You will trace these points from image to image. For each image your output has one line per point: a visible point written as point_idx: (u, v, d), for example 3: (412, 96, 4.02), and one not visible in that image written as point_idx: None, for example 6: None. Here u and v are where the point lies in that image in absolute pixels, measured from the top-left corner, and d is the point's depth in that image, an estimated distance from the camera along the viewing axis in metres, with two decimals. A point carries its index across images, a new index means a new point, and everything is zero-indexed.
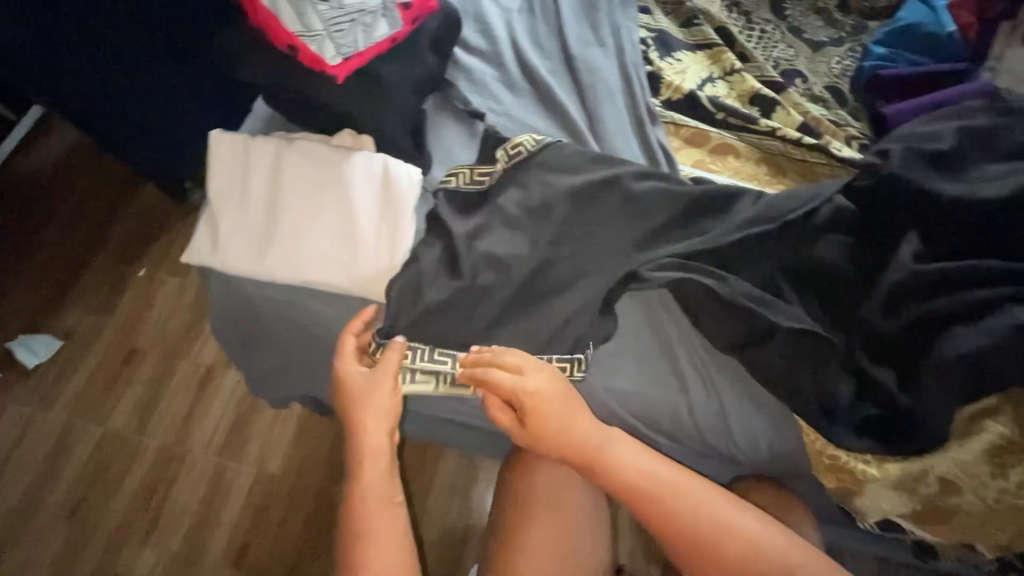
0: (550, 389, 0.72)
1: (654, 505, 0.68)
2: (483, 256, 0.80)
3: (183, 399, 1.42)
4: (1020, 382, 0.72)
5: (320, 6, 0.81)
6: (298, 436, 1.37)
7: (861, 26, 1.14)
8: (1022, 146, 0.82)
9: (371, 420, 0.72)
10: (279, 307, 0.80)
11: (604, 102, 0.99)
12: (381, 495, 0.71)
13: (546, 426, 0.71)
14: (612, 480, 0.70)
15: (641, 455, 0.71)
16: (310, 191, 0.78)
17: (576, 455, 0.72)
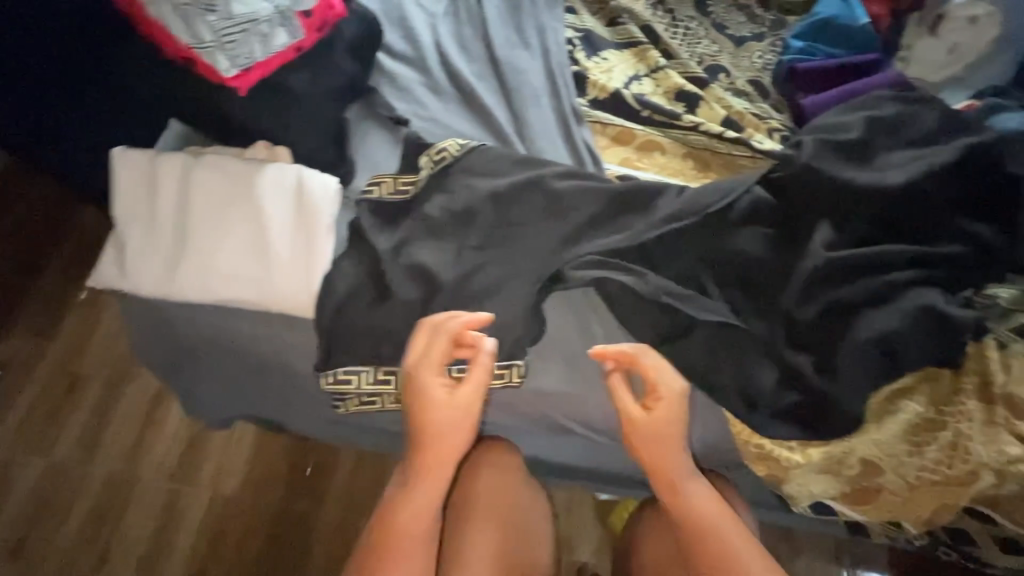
0: (676, 399, 0.74)
1: (717, 544, 0.68)
2: (405, 265, 0.79)
3: (132, 425, 1.37)
4: (923, 361, 0.75)
5: (208, 16, 0.77)
6: (255, 454, 1.34)
7: (780, 21, 1.17)
8: (924, 134, 0.86)
9: (450, 451, 0.72)
10: (201, 326, 0.80)
11: (529, 104, 0.98)
12: (428, 521, 0.70)
13: (657, 428, 0.73)
14: (683, 506, 0.71)
15: (716, 498, 0.72)
16: (221, 208, 0.76)
17: (668, 468, 0.73)
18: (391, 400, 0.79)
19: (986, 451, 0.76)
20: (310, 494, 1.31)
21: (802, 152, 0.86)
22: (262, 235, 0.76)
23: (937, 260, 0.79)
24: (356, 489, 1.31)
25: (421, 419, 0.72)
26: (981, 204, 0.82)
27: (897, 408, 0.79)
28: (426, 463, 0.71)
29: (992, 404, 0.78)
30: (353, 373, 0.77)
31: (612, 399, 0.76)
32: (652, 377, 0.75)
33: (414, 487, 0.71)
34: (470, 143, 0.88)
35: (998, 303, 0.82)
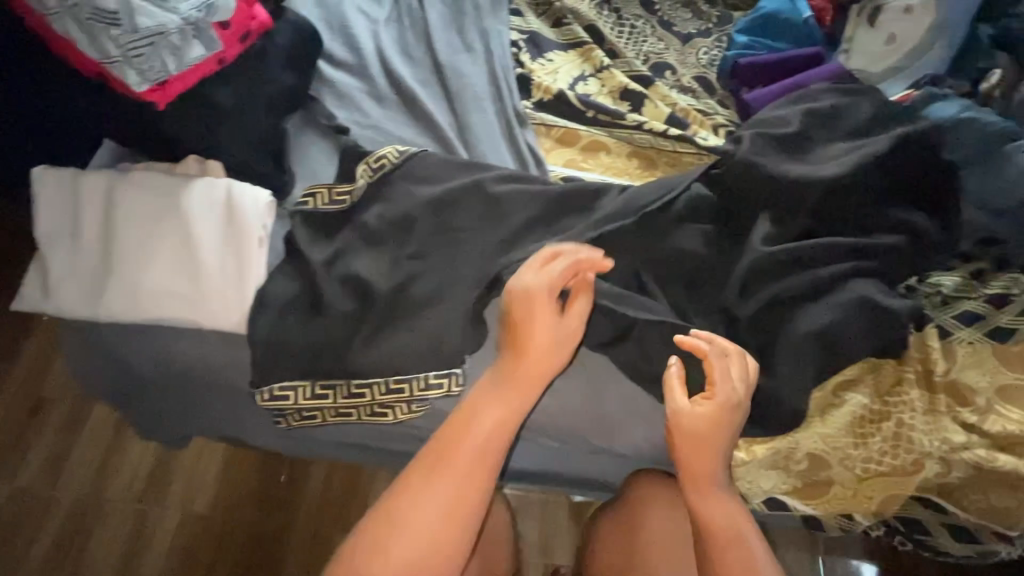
0: (731, 407, 0.70)
1: (736, 557, 0.64)
2: (340, 277, 0.78)
3: (97, 447, 1.33)
4: (861, 353, 0.76)
5: (110, 28, 0.69)
6: (224, 470, 1.32)
7: (726, 17, 1.17)
8: (862, 125, 0.86)
9: (541, 368, 0.68)
10: (133, 347, 0.78)
11: (471, 108, 0.97)
12: (488, 441, 0.64)
13: (700, 427, 0.69)
14: (706, 508, 0.68)
15: (743, 514, 0.68)
16: (147, 224, 0.75)
17: (703, 472, 0.69)
18: (331, 413, 0.78)
19: (928, 440, 0.78)
20: (282, 507, 1.29)
21: (742, 148, 0.85)
22: (190, 252, 0.75)
23: (877, 250, 0.79)
24: (329, 501, 1.29)
25: (518, 326, 0.69)
26: (919, 193, 0.82)
27: (841, 400, 0.80)
28: (523, 377, 0.68)
29: (934, 392, 0.80)
30: (290, 388, 0.76)
31: (669, 380, 0.72)
32: (714, 379, 0.70)
33: (491, 400, 0.66)
34: (409, 149, 0.86)
35: (940, 291, 0.87)
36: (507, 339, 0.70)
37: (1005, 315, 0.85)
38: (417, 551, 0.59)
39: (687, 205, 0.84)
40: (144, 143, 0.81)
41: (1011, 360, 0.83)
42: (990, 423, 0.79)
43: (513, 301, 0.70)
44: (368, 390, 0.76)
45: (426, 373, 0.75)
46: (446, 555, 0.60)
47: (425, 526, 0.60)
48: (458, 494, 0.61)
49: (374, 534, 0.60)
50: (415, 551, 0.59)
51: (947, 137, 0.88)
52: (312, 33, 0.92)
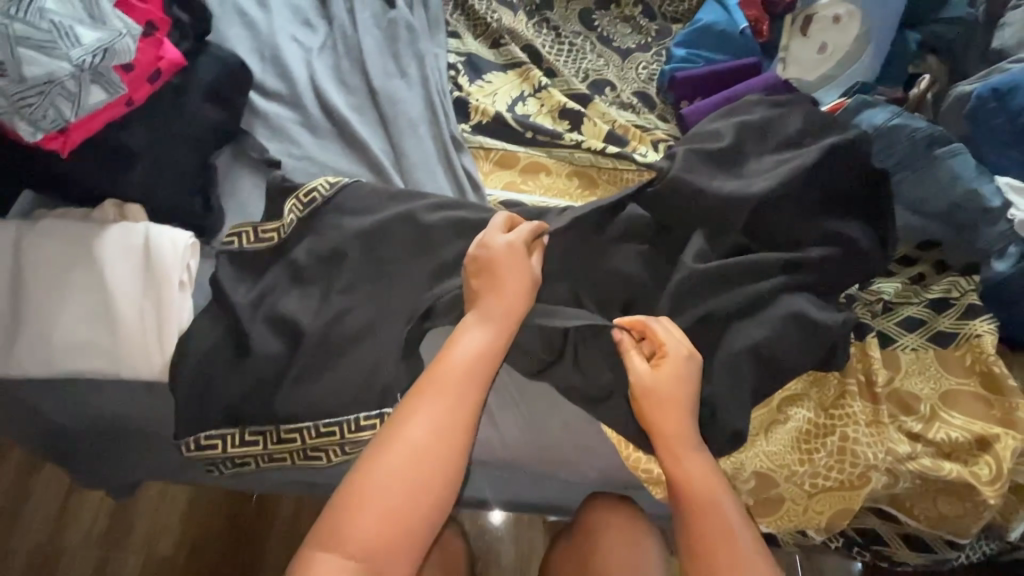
0: (684, 361, 0.70)
1: (713, 522, 0.64)
2: (268, 318, 0.76)
3: (53, 495, 1.19)
4: (796, 370, 0.76)
5: None
6: (190, 510, 1.20)
7: (665, 31, 1.17)
8: (793, 137, 0.86)
9: (509, 301, 0.69)
10: (57, 399, 0.77)
11: (406, 135, 0.96)
12: (474, 353, 0.65)
13: (664, 388, 0.69)
14: (682, 472, 0.66)
15: (718, 477, 0.67)
16: (61, 274, 0.74)
17: (674, 437, 0.68)
18: (263, 460, 0.76)
19: (873, 452, 0.76)
20: (251, 543, 1.18)
21: (673, 167, 0.83)
22: (106, 301, 0.73)
23: (810, 264, 0.79)
24: (302, 534, 1.18)
25: (485, 266, 0.72)
26: (851, 201, 0.83)
27: (786, 416, 0.79)
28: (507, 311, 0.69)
29: (877, 404, 0.80)
30: (217, 436, 0.74)
31: (625, 357, 0.73)
32: (660, 339, 0.72)
33: (480, 321, 0.68)
34: (340, 179, 0.83)
35: (881, 299, 0.87)
36: (482, 286, 0.71)
37: (946, 319, 0.85)
38: (421, 449, 0.59)
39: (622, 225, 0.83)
40: (60, 190, 0.79)
41: (951, 364, 0.83)
42: (934, 431, 0.79)
43: (490, 255, 0.72)
44: (299, 435, 0.74)
45: (357, 414, 0.73)
46: (441, 459, 0.59)
47: (431, 434, 0.60)
48: (457, 403, 0.61)
49: (378, 450, 0.59)
50: (422, 460, 0.59)
51: (876, 144, 0.88)
52: (238, 67, 0.90)
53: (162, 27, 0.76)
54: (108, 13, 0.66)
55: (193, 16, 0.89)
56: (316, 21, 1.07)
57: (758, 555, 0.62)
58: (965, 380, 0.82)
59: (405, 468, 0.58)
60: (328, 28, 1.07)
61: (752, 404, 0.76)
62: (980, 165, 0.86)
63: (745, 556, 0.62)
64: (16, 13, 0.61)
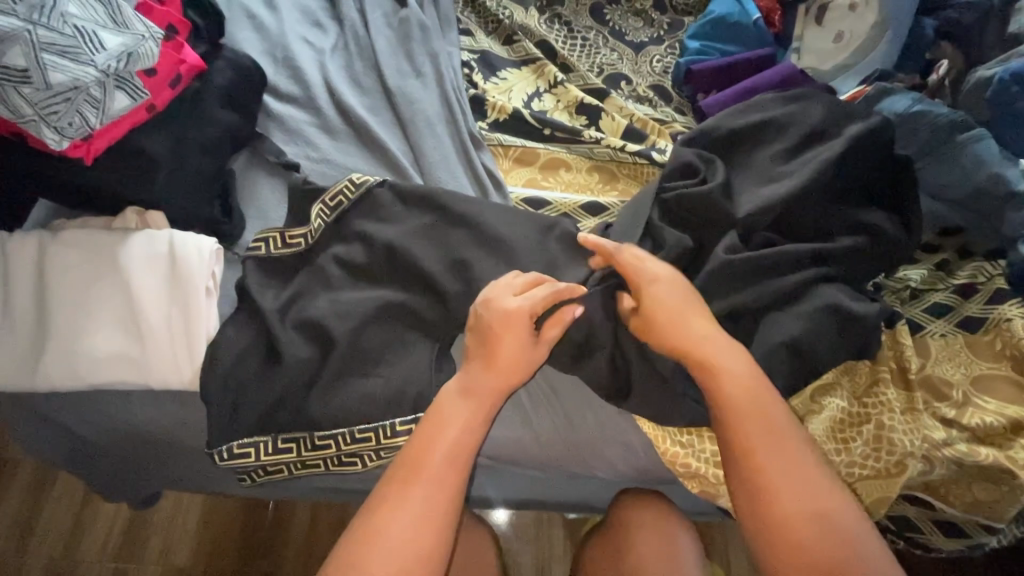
0: (649, 280, 0.72)
1: (758, 424, 0.62)
2: (298, 324, 0.75)
3: (69, 505, 1.18)
4: (828, 360, 0.76)
5: (16, 84, 0.59)
6: (207, 517, 1.18)
7: (677, 23, 1.17)
8: (820, 125, 0.85)
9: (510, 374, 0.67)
10: (84, 412, 0.75)
11: (424, 133, 0.95)
12: (458, 433, 0.63)
13: (655, 315, 0.70)
14: (724, 378, 0.65)
15: (761, 380, 0.65)
16: (84, 286, 0.72)
17: (700, 348, 0.67)
18: (296, 467, 0.75)
19: (908, 439, 0.76)
20: (268, 553, 1.17)
21: (705, 177, 0.83)
22: (133, 310, 0.72)
23: (840, 254, 0.79)
24: (322, 541, 1.17)
25: (484, 323, 0.69)
26: (875, 187, 0.83)
27: (820, 406, 0.79)
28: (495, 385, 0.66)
29: (911, 390, 0.80)
30: (251, 444, 0.73)
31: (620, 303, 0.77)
32: (626, 268, 0.73)
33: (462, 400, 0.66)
34: (366, 179, 0.81)
35: (909, 286, 0.87)
36: (478, 352, 0.69)
37: (974, 305, 0.85)
38: (400, 537, 0.57)
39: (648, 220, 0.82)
40: (78, 200, 0.77)
41: (982, 350, 0.83)
42: (968, 416, 0.79)
43: (488, 318, 0.69)
44: (333, 441, 0.73)
45: (393, 419, 0.73)
46: (423, 547, 0.58)
47: (413, 520, 0.58)
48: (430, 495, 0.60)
49: (351, 556, 0.57)
50: (401, 554, 0.57)
51: (898, 131, 0.89)
52: (253, 71, 0.89)
53: (181, 29, 0.74)
54: (130, 17, 0.65)
55: (206, 19, 0.88)
56: (328, 21, 1.06)
57: (800, 457, 0.61)
58: (996, 365, 0.82)
59: (382, 566, 0.56)
60: (339, 28, 1.05)
61: (786, 396, 0.76)
62: (1003, 150, 0.85)
63: (786, 453, 0.61)
64: (40, 18, 0.59)
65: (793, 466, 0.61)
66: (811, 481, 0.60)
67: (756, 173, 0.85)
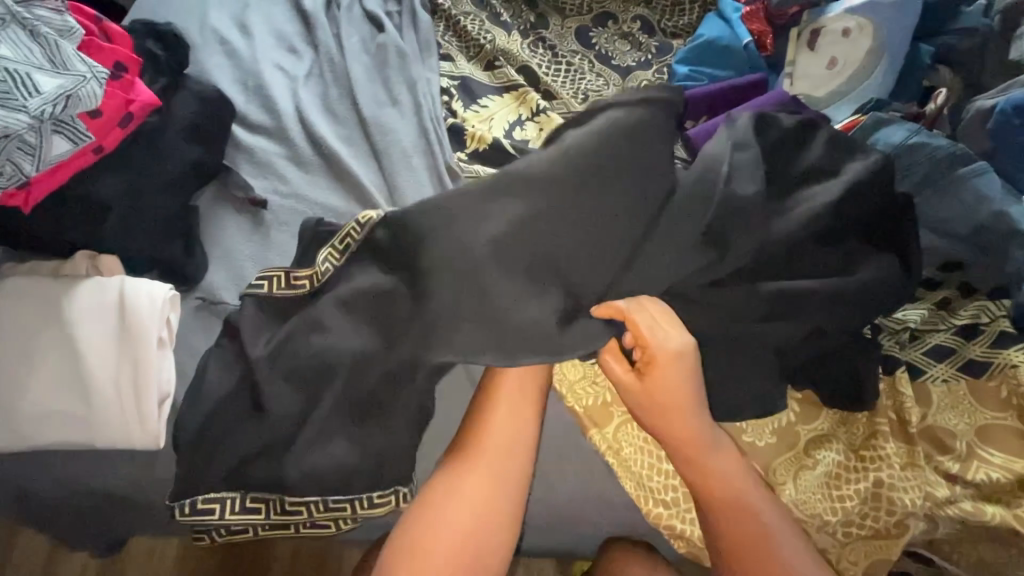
0: (669, 358, 0.68)
1: (736, 513, 0.68)
2: (258, 377, 0.70)
3: (37, 549, 1.07)
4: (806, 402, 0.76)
5: None
6: (181, 561, 1.07)
7: (665, 47, 1.13)
8: (815, 157, 0.80)
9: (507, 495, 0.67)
10: (32, 468, 0.71)
11: (399, 166, 0.91)
12: (467, 528, 0.65)
13: (663, 396, 0.69)
14: (706, 472, 0.69)
15: (737, 466, 0.70)
16: (26, 340, 0.68)
17: (685, 439, 0.69)
18: (262, 528, 0.71)
19: (909, 498, 0.72)
20: None
21: None
22: (80, 365, 0.68)
23: (846, 297, 0.73)
24: None
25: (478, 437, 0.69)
26: (874, 228, 0.78)
27: (813, 461, 0.75)
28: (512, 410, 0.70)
29: (912, 444, 0.75)
30: (218, 500, 0.69)
31: (606, 367, 0.72)
32: (644, 337, 0.68)
33: (492, 405, 0.71)
34: (370, 216, 0.73)
35: (908, 328, 0.81)
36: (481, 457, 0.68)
37: (976, 347, 0.80)
38: None
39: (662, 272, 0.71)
40: (30, 243, 0.73)
41: (986, 397, 0.78)
42: (973, 472, 0.74)
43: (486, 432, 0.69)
44: (305, 507, 0.70)
45: (370, 492, 0.70)
46: None
47: None
48: (484, 505, 0.66)
49: None
50: None
51: (896, 164, 0.84)
52: (217, 102, 0.85)
53: (131, 67, 0.70)
54: (71, 57, 0.61)
55: (168, 51, 0.84)
56: (302, 47, 1.01)
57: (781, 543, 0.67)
58: (1000, 414, 0.77)
59: None
60: (313, 54, 1.01)
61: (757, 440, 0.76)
62: (1005, 184, 0.81)
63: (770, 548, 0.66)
64: None
65: (769, 549, 0.66)
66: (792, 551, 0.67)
67: None
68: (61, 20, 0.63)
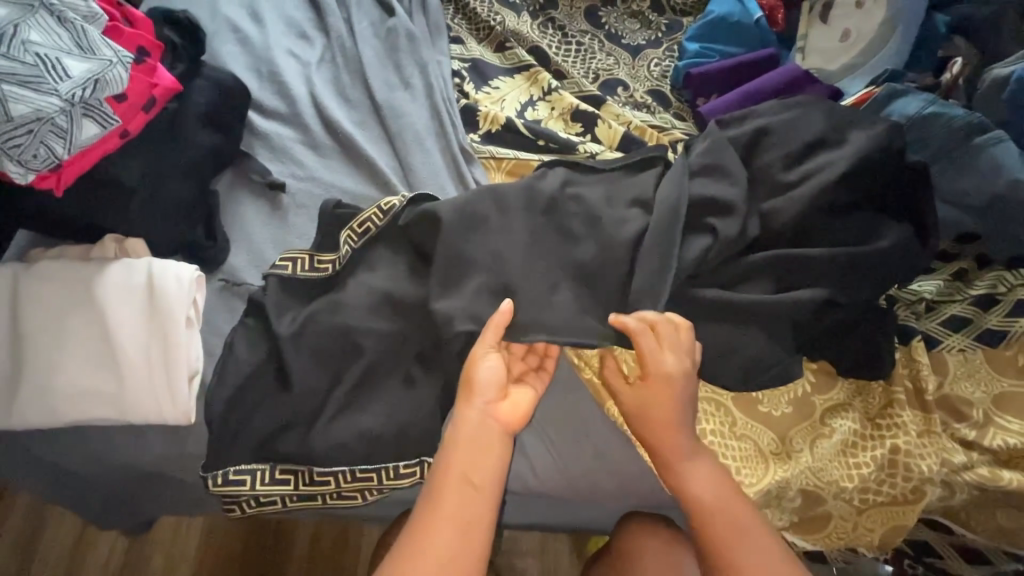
0: (664, 378, 0.67)
1: (725, 529, 0.64)
2: (283, 354, 0.72)
3: (69, 526, 1.10)
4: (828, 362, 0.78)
5: None
6: (207, 539, 1.10)
7: (675, 25, 1.13)
8: (829, 130, 0.80)
9: (506, 419, 0.65)
10: (68, 446, 0.74)
11: (412, 148, 0.92)
12: (472, 455, 0.62)
13: (653, 411, 0.68)
14: (693, 489, 0.66)
15: (727, 484, 0.67)
16: (61, 321, 0.70)
17: (672, 453, 0.67)
18: (290, 500, 0.74)
19: (926, 465, 0.73)
20: None
21: (730, 186, 0.77)
22: (111, 344, 0.70)
23: (860, 266, 0.74)
24: (324, 565, 1.09)
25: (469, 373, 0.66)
26: (886, 199, 0.78)
27: (829, 429, 0.76)
28: (498, 393, 0.66)
29: (928, 411, 0.76)
30: (248, 472, 0.71)
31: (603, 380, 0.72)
32: (645, 356, 0.68)
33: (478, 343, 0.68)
34: (392, 204, 0.78)
35: (923, 299, 0.81)
36: (470, 392, 0.66)
37: (994, 317, 0.80)
38: (447, 524, 0.59)
39: (671, 244, 0.74)
40: (60, 228, 0.75)
41: (1002, 365, 0.79)
42: (990, 438, 0.75)
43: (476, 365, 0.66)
44: (331, 478, 0.73)
45: (395, 462, 0.73)
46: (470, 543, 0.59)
47: (452, 526, 0.59)
48: (486, 431, 0.64)
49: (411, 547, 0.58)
50: (450, 540, 0.58)
51: (910, 136, 0.84)
52: (235, 88, 0.86)
53: (153, 52, 0.72)
54: (97, 42, 0.63)
55: (185, 38, 0.85)
56: (314, 32, 1.02)
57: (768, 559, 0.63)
58: (1017, 381, 0.78)
59: (437, 548, 0.58)
60: (325, 39, 1.02)
61: (774, 411, 0.77)
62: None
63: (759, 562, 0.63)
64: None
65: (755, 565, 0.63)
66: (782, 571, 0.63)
67: (760, 182, 0.80)
68: (85, 6, 0.64)
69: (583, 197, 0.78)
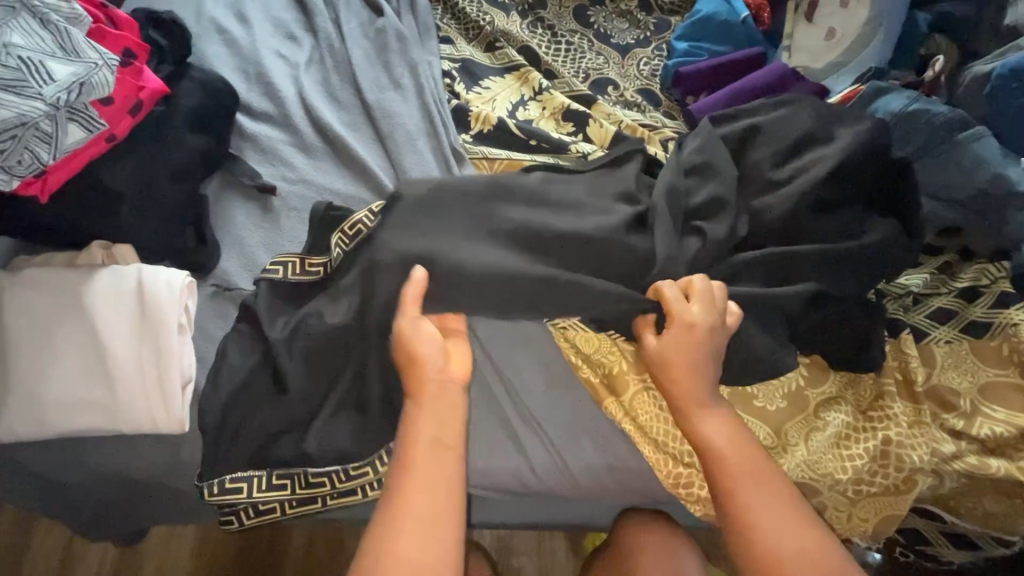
0: (686, 326, 0.68)
1: (738, 467, 0.63)
2: (277, 359, 0.72)
3: (56, 536, 1.08)
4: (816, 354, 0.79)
5: None
6: (200, 546, 1.08)
7: (663, 24, 1.13)
8: (817, 127, 0.81)
9: (452, 382, 0.65)
10: (58, 457, 0.72)
11: (404, 148, 0.91)
12: (435, 421, 0.62)
13: (672, 361, 0.68)
14: (706, 431, 0.65)
15: (740, 430, 0.66)
16: (49, 328, 0.69)
17: (687, 395, 0.67)
18: (290, 506, 0.73)
19: (917, 455, 0.74)
20: None
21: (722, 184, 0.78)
22: (101, 353, 0.69)
23: (848, 259, 0.75)
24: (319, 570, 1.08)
25: (406, 347, 0.66)
26: (875, 194, 0.80)
27: (824, 422, 0.77)
28: (440, 357, 0.66)
29: (917, 403, 0.78)
30: (244, 479, 0.70)
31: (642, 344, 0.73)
32: (670, 308, 0.69)
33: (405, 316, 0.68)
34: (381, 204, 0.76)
35: (910, 292, 0.83)
36: (410, 365, 0.65)
37: (977, 308, 0.82)
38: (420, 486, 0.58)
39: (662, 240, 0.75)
40: (47, 235, 0.74)
41: (987, 355, 0.80)
42: (978, 427, 0.77)
43: (411, 335, 0.66)
44: (329, 482, 0.72)
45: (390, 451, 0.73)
46: (444, 502, 0.57)
47: (424, 485, 0.58)
48: (441, 396, 0.64)
49: (386, 519, 0.56)
50: (428, 502, 0.57)
51: (895, 133, 0.85)
52: (223, 90, 0.85)
53: (140, 54, 0.71)
54: (81, 44, 0.62)
55: (171, 40, 0.84)
56: (301, 33, 1.01)
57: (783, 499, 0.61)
58: (1002, 371, 0.79)
59: (414, 512, 0.56)
60: (313, 40, 1.01)
61: (768, 405, 0.78)
62: (1004, 148, 0.82)
63: (774, 502, 0.61)
64: None
65: (768, 504, 0.61)
66: (801, 524, 0.60)
67: (750, 180, 0.81)
68: (68, 8, 0.63)
69: (577, 197, 0.78)
